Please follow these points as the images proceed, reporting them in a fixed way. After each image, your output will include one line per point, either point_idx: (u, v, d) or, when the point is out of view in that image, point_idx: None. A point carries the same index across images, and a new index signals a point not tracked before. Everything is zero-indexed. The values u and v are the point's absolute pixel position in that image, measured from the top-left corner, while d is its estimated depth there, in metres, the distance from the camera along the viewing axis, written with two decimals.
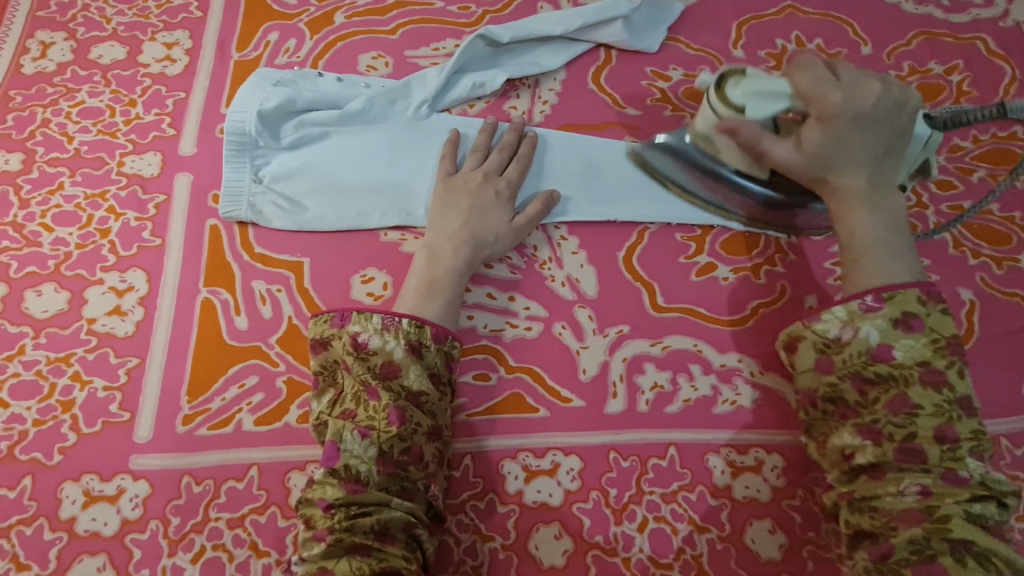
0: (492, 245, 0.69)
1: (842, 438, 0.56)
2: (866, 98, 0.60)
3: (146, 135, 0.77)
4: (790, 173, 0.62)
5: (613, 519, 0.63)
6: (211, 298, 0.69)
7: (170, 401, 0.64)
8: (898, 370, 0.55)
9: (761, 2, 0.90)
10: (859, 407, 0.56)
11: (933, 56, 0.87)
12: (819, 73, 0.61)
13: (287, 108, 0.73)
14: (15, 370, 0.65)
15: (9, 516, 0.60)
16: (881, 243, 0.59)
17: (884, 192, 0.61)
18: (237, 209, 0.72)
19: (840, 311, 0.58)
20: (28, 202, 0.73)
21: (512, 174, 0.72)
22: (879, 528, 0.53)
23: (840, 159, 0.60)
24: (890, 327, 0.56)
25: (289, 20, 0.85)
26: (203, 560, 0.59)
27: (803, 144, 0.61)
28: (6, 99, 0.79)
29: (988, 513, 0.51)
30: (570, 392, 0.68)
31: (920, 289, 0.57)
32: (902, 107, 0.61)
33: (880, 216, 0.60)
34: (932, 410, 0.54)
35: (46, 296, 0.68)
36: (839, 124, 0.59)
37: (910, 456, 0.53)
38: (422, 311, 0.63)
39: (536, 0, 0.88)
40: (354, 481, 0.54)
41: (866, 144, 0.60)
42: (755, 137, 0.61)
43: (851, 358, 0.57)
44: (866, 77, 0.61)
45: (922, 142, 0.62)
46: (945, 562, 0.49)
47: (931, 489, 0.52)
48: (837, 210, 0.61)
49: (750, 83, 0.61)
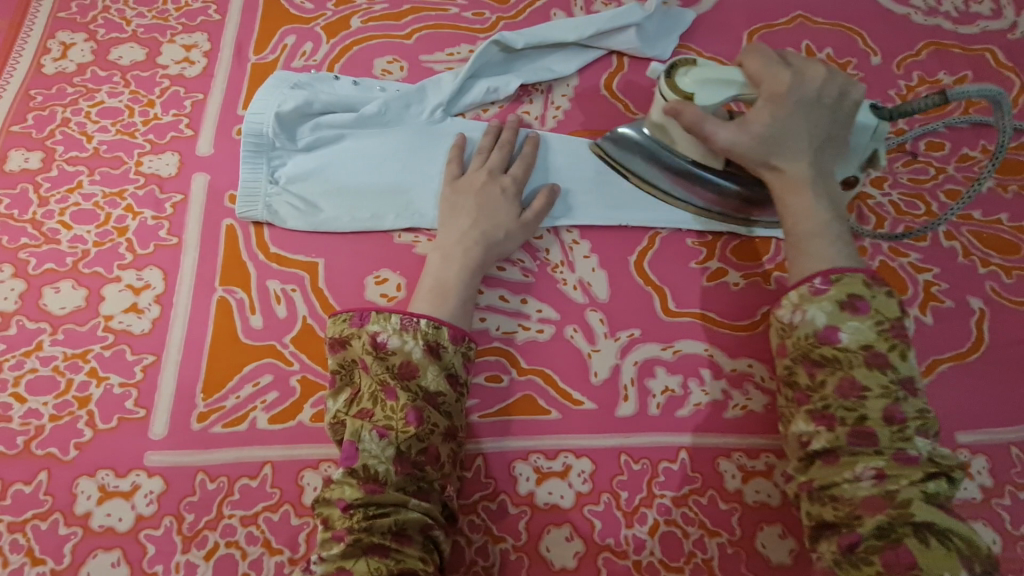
0: (502, 242, 0.70)
1: (798, 426, 0.57)
2: (812, 84, 0.63)
3: (164, 135, 0.78)
4: (737, 156, 0.64)
5: (624, 522, 0.63)
6: (227, 297, 0.70)
7: (185, 398, 0.65)
8: (843, 353, 0.55)
9: (772, 11, 0.91)
10: (808, 390, 0.57)
11: (942, 67, 0.88)
12: (769, 60, 0.65)
13: (304, 110, 0.74)
14: (33, 366, 0.66)
15: (25, 510, 0.60)
16: (824, 223, 0.61)
17: (827, 177, 0.63)
18: (254, 209, 0.73)
19: (790, 294, 0.59)
20: (47, 199, 0.74)
21: (517, 171, 0.73)
22: (844, 517, 0.52)
23: (785, 145, 0.62)
24: (837, 309, 0.56)
25: (306, 24, 0.86)
26: (216, 557, 0.60)
27: (749, 130, 0.63)
28: (27, 98, 0.80)
29: (942, 491, 0.51)
30: (581, 395, 0.68)
31: (866, 274, 0.58)
32: (846, 98, 0.63)
33: (823, 201, 0.62)
34: (879, 392, 0.54)
35: (64, 293, 0.69)
36: (786, 106, 0.62)
37: (862, 440, 0.53)
38: (436, 311, 0.63)
39: (549, 8, 0.89)
40: (372, 482, 0.54)
41: (809, 133, 0.63)
42: (698, 118, 0.63)
43: (800, 340, 0.58)
44: (812, 65, 0.65)
45: (868, 131, 0.64)
46: (910, 544, 0.49)
47: (887, 472, 0.52)
48: (782, 191, 0.63)
49: (699, 71, 0.64)
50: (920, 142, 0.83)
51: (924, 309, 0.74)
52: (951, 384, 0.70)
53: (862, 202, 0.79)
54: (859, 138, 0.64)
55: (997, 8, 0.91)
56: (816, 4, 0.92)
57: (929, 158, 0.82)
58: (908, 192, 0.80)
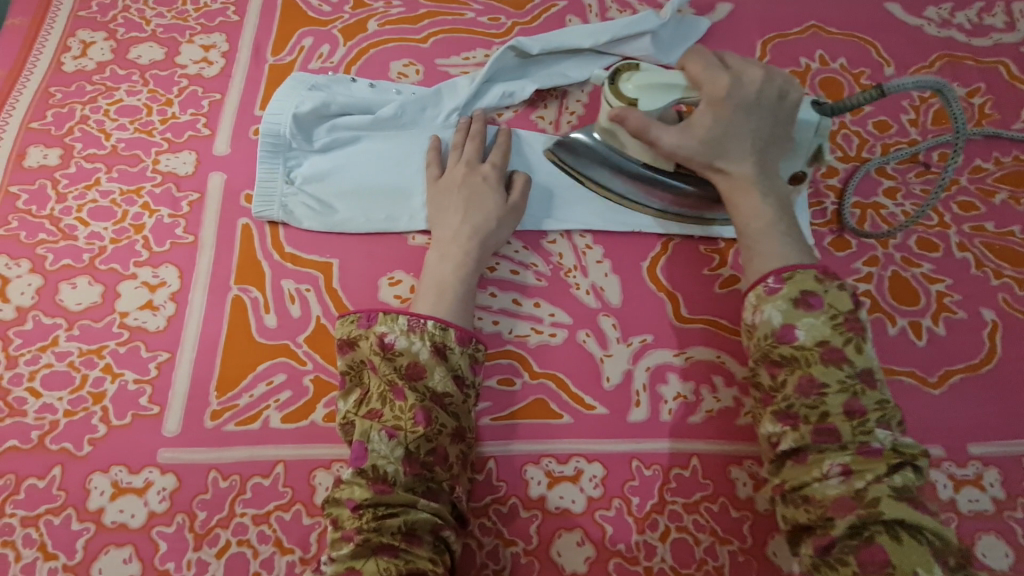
0: (495, 233, 0.70)
1: (765, 427, 0.57)
2: (750, 86, 0.63)
3: (181, 134, 0.78)
4: (683, 159, 0.64)
5: (635, 527, 0.63)
6: (241, 295, 0.70)
7: (199, 396, 0.65)
8: (800, 351, 0.55)
9: (786, 21, 0.92)
10: (773, 390, 0.57)
11: (955, 78, 0.88)
12: (706, 63, 0.64)
13: (321, 112, 0.75)
14: (48, 361, 0.66)
15: (38, 505, 0.60)
16: (773, 223, 0.62)
17: (773, 177, 0.64)
18: (270, 209, 0.73)
19: (750, 298, 0.60)
20: (65, 196, 0.74)
21: (495, 158, 0.74)
22: (816, 518, 0.52)
23: (730, 147, 0.63)
24: (791, 307, 0.56)
25: (323, 27, 0.87)
26: (228, 555, 0.60)
27: (693, 134, 0.63)
28: (47, 95, 0.80)
29: (910, 483, 0.51)
30: (593, 399, 0.68)
31: (817, 270, 0.58)
32: (785, 99, 0.63)
33: (770, 201, 0.63)
34: (838, 387, 0.54)
35: (80, 289, 0.69)
36: (727, 110, 0.63)
37: (825, 436, 0.53)
38: (441, 311, 0.63)
39: (565, 14, 0.90)
40: (381, 481, 0.54)
41: (751, 134, 0.63)
42: (643, 123, 0.63)
43: (759, 341, 0.58)
44: (749, 66, 0.64)
45: (811, 128, 0.63)
46: (883, 542, 0.48)
47: (853, 468, 0.52)
48: (732, 194, 0.64)
49: (642, 75, 0.63)
50: (933, 153, 0.83)
51: (936, 320, 0.74)
52: (963, 395, 0.70)
53: (874, 211, 0.79)
54: (803, 133, 0.63)
55: (1010, 21, 0.92)
56: (830, 14, 0.93)
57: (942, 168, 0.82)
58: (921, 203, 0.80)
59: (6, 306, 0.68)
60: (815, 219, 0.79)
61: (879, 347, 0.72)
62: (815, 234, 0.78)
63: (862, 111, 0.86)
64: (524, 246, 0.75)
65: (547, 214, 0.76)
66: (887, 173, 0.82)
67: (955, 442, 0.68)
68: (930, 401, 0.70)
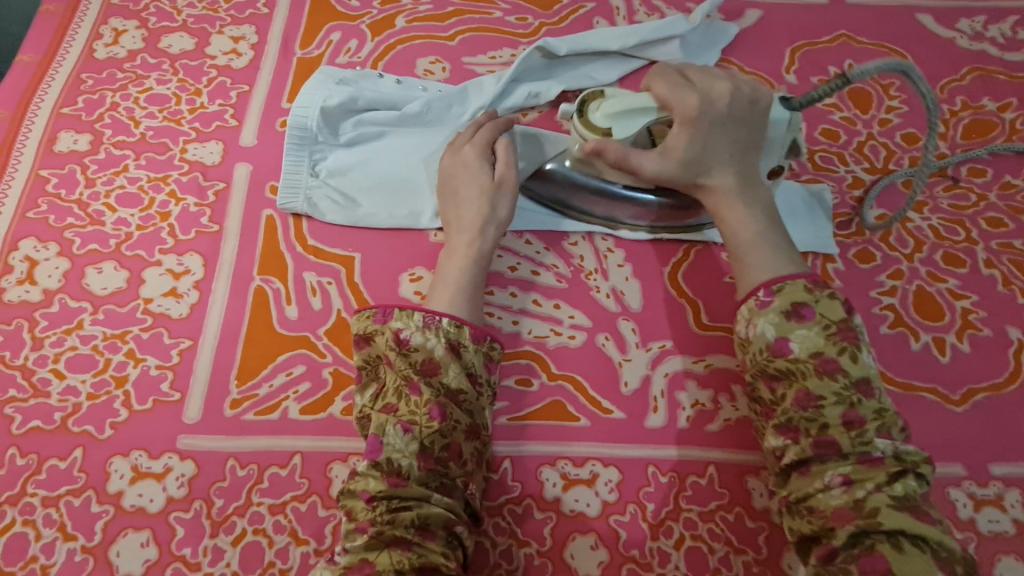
0: (494, 216, 0.69)
1: (768, 441, 0.56)
2: (720, 99, 0.63)
3: (209, 124, 0.79)
4: (667, 182, 0.64)
5: (650, 534, 0.63)
6: (264, 286, 0.70)
7: (220, 384, 0.66)
8: (795, 364, 0.55)
9: (816, 29, 0.91)
10: (771, 404, 0.56)
11: (986, 92, 0.87)
12: (674, 81, 0.64)
13: (348, 106, 0.76)
14: (73, 344, 0.67)
15: (59, 485, 0.61)
16: (761, 233, 0.61)
17: (754, 185, 0.64)
18: (294, 201, 0.74)
19: (743, 310, 0.59)
20: (93, 181, 0.75)
21: (477, 138, 0.73)
22: (817, 528, 0.52)
23: (710, 162, 0.63)
24: (783, 319, 0.56)
25: (352, 22, 0.87)
26: (243, 543, 0.60)
27: (672, 156, 0.63)
28: (78, 81, 0.81)
29: (912, 491, 0.50)
30: (610, 403, 0.68)
31: (807, 279, 0.57)
32: (755, 104, 0.63)
33: (757, 212, 0.62)
34: (835, 399, 0.53)
35: (106, 274, 0.70)
36: (702, 124, 0.63)
37: (826, 448, 0.53)
38: (456, 308, 0.62)
39: (592, 16, 0.90)
40: (395, 475, 0.55)
41: (728, 148, 0.63)
42: (622, 151, 0.62)
43: (755, 355, 0.57)
44: (715, 79, 0.64)
45: (783, 123, 0.62)
46: (883, 550, 0.48)
47: (853, 477, 0.51)
48: (717, 209, 0.64)
49: (611, 104, 0.63)
50: (962, 167, 0.82)
51: (960, 337, 0.73)
52: (987, 414, 0.69)
53: (900, 224, 0.78)
54: (776, 132, 0.63)
55: None
56: (860, 24, 0.92)
57: (971, 183, 0.81)
58: (948, 218, 0.79)
59: (33, 288, 0.69)
60: (839, 230, 0.78)
61: (902, 365, 0.71)
62: (839, 245, 0.77)
63: (890, 123, 0.85)
64: (544, 247, 0.75)
65: (566, 213, 0.77)
66: (913, 186, 0.81)
67: (977, 461, 0.67)
68: (953, 418, 0.69)
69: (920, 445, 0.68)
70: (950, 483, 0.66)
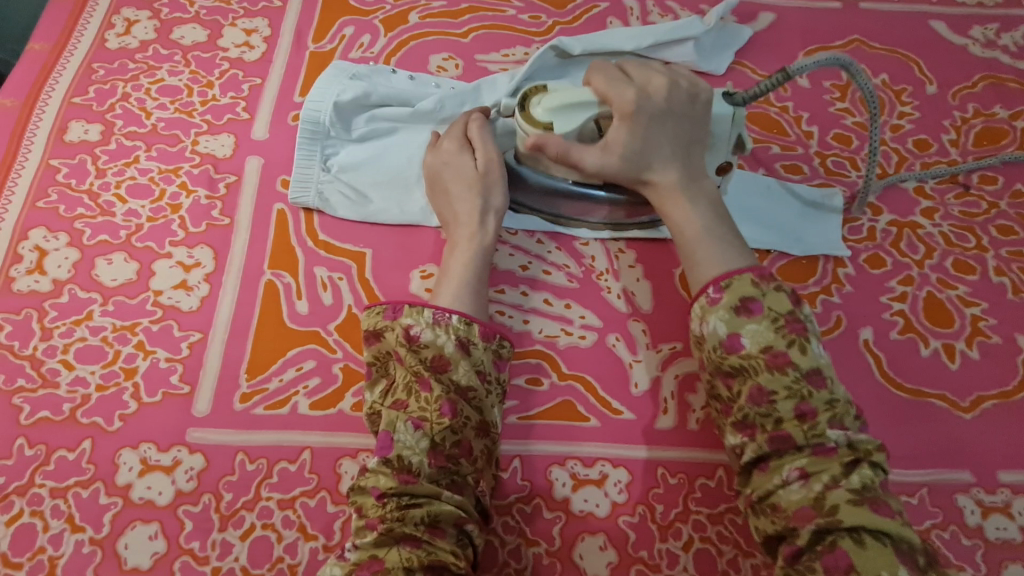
0: (488, 205, 0.69)
1: (726, 439, 0.57)
2: (657, 93, 0.62)
3: (221, 117, 0.79)
4: (610, 178, 0.63)
5: (659, 535, 0.63)
6: (275, 280, 0.70)
7: (229, 377, 0.65)
8: (747, 360, 0.54)
9: (828, 34, 0.91)
10: (728, 401, 0.56)
11: (998, 100, 0.87)
12: (612, 75, 0.63)
13: (362, 101, 0.75)
14: (82, 335, 0.67)
15: (67, 477, 0.61)
16: (707, 229, 0.61)
17: (698, 178, 0.63)
18: (305, 195, 0.74)
19: (694, 309, 0.58)
20: (104, 171, 0.75)
21: (453, 131, 0.72)
22: (782, 528, 0.51)
23: (650, 156, 0.62)
24: (732, 316, 0.55)
25: (364, 17, 0.87)
26: (252, 538, 0.60)
27: (612, 150, 0.62)
28: (89, 71, 0.81)
29: (868, 480, 0.50)
30: (620, 404, 0.68)
31: (753, 272, 0.57)
32: (694, 102, 0.62)
33: (702, 207, 0.62)
34: (786, 392, 0.53)
35: (116, 265, 0.70)
36: (639, 117, 0.61)
37: (782, 443, 0.53)
38: (460, 303, 0.62)
39: (606, 16, 0.90)
40: (406, 472, 0.54)
41: (669, 142, 0.62)
42: (563, 147, 0.61)
43: (709, 353, 0.56)
44: (653, 72, 0.63)
45: (727, 120, 0.63)
46: (846, 546, 0.48)
47: (809, 470, 0.51)
48: (662, 205, 0.63)
49: (551, 98, 0.62)
50: (973, 175, 0.82)
51: (970, 344, 0.73)
52: (997, 421, 0.69)
53: (911, 230, 0.78)
54: (721, 126, 0.63)
55: None
56: (872, 29, 0.92)
57: (982, 191, 0.81)
58: (959, 225, 0.79)
59: (42, 278, 0.69)
60: (849, 234, 0.78)
61: (912, 371, 0.71)
62: (850, 249, 0.77)
63: (902, 129, 0.85)
64: (555, 247, 0.75)
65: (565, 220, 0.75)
66: (925, 192, 0.81)
67: (986, 468, 0.67)
68: (963, 425, 0.69)
69: (927, 451, 0.68)
70: (958, 490, 0.66)
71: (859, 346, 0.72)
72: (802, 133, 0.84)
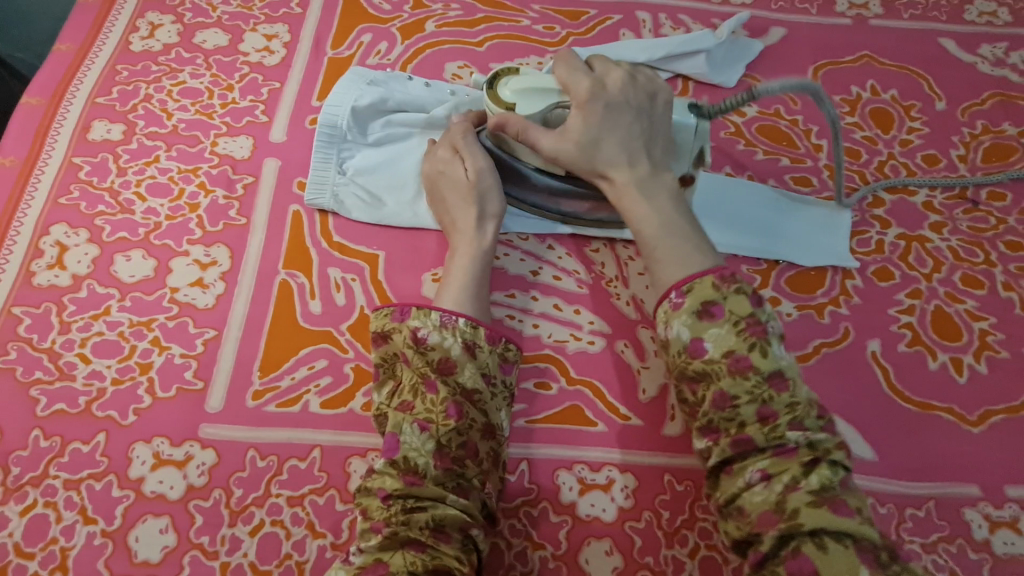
0: (484, 211, 0.70)
1: (694, 443, 0.56)
2: (614, 86, 0.64)
3: (239, 119, 0.80)
4: (566, 163, 0.64)
5: (664, 541, 0.63)
6: (289, 280, 0.71)
7: (242, 374, 0.66)
8: (709, 365, 0.54)
9: (838, 49, 0.92)
10: (694, 405, 0.56)
11: (1007, 118, 0.88)
12: (575, 67, 0.66)
13: (378, 107, 0.77)
14: (100, 329, 0.68)
15: (81, 469, 0.62)
16: (665, 223, 0.61)
17: (657, 175, 0.63)
18: (321, 197, 0.75)
19: (658, 313, 0.58)
20: (125, 169, 0.77)
21: (446, 140, 0.73)
22: (745, 533, 0.51)
23: (607, 147, 0.63)
24: (695, 320, 0.55)
25: (382, 24, 0.89)
26: (261, 534, 0.60)
27: (569, 137, 0.63)
28: (114, 72, 0.83)
29: (827, 481, 0.50)
30: (628, 410, 0.68)
31: (714, 275, 0.56)
32: (653, 100, 0.65)
33: (659, 203, 0.62)
34: (748, 397, 0.53)
35: (134, 262, 0.71)
36: (596, 108, 0.63)
37: (743, 446, 0.53)
38: (465, 307, 0.63)
39: (619, 27, 0.91)
40: (412, 473, 0.55)
41: (626, 133, 0.63)
42: (522, 126, 0.64)
43: (674, 357, 0.56)
44: (612, 68, 0.66)
45: (689, 129, 0.65)
46: (808, 552, 0.47)
47: (771, 471, 0.51)
48: (620, 200, 0.63)
49: (519, 81, 0.66)
50: (981, 191, 0.83)
51: (978, 358, 0.73)
52: (1004, 435, 0.69)
53: (919, 244, 0.79)
54: (682, 136, 0.65)
55: None
56: (882, 45, 0.93)
57: (990, 207, 0.82)
58: (967, 239, 0.79)
59: (62, 273, 0.70)
60: (858, 247, 0.78)
61: (920, 384, 0.71)
62: (858, 261, 0.78)
63: (911, 144, 0.86)
64: (566, 253, 0.76)
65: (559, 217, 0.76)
66: (932, 207, 0.81)
67: (993, 483, 0.67)
68: (970, 438, 0.69)
69: (934, 465, 0.68)
70: (965, 504, 0.66)
71: (866, 358, 0.73)
72: (812, 145, 0.85)
